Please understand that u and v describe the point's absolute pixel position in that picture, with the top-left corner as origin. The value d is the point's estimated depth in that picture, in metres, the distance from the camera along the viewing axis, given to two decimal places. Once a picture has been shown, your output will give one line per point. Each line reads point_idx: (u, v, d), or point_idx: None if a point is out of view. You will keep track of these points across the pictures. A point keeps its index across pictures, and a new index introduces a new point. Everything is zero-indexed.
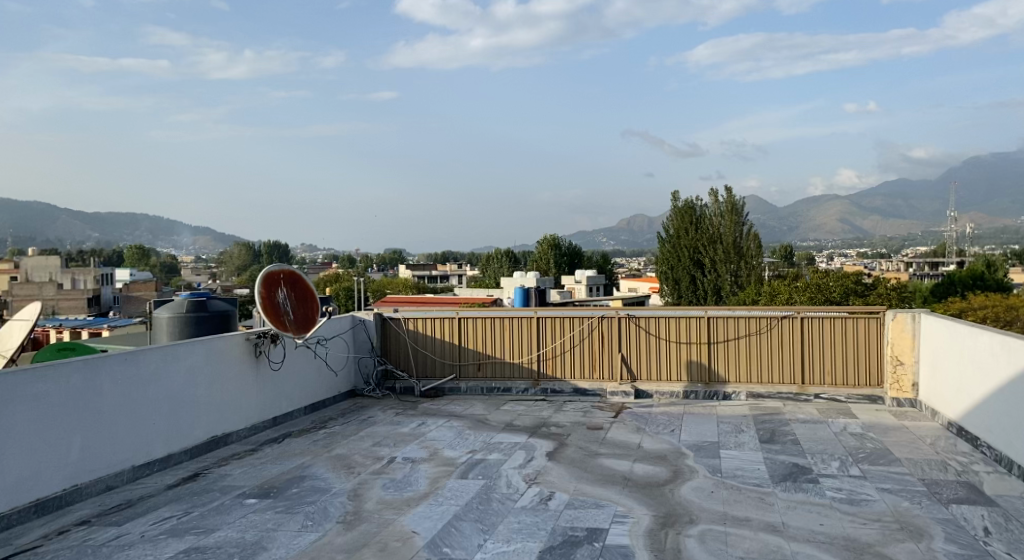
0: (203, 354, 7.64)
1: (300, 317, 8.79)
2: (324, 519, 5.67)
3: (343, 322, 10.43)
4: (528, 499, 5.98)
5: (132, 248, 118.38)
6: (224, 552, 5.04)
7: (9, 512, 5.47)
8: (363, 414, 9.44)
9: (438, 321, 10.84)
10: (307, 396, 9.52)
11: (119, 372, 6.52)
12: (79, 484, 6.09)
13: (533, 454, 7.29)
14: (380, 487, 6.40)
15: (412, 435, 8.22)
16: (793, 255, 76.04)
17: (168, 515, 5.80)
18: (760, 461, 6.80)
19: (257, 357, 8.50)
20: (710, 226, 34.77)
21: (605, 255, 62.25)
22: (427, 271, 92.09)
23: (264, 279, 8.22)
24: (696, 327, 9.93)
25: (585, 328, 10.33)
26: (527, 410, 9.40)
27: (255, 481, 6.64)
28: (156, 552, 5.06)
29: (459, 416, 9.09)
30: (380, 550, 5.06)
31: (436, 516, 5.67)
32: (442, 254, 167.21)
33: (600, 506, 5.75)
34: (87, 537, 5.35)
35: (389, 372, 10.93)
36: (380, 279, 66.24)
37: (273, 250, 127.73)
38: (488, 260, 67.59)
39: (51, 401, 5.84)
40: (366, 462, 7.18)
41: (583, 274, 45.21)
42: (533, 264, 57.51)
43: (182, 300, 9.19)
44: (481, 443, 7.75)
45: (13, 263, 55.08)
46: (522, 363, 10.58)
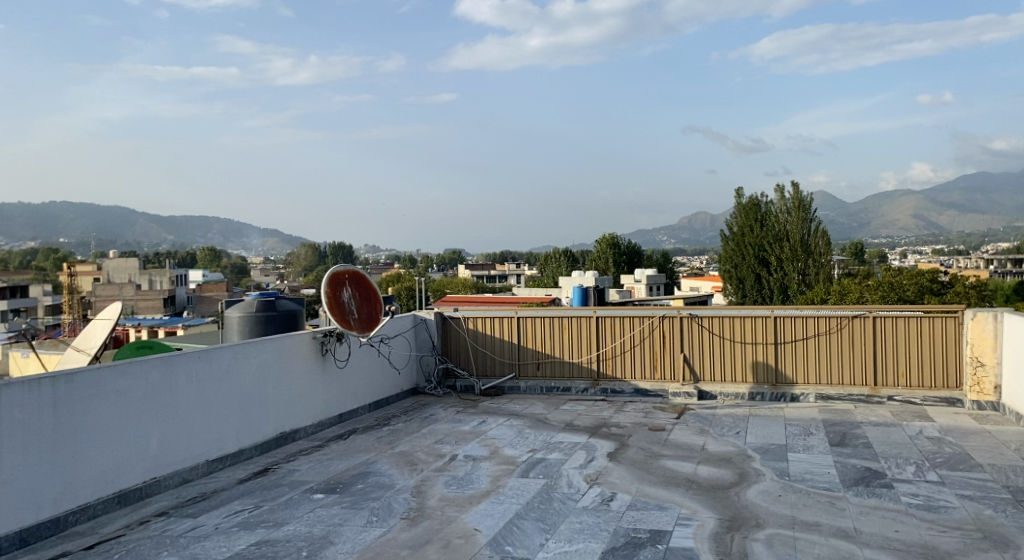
0: (273, 351, 7.85)
1: (364, 316, 8.94)
2: (389, 515, 5.75)
3: (404, 321, 10.57)
4: (591, 499, 5.96)
5: (204, 250, 122.64)
6: (293, 546, 5.17)
7: (94, 502, 5.73)
8: (425, 412, 9.55)
9: (498, 320, 10.90)
10: (371, 393, 9.69)
11: (194, 369, 6.75)
12: (158, 476, 6.34)
13: (594, 454, 7.26)
14: (442, 484, 6.47)
15: (473, 434, 8.27)
16: (864, 253, 73.50)
17: (240, 508, 5.98)
18: (830, 464, 6.61)
19: (323, 355, 8.69)
20: (776, 222, 33.91)
21: (666, 253, 61.35)
22: (486, 271, 92.45)
23: (329, 279, 8.41)
24: (761, 327, 9.72)
25: (647, 328, 10.22)
26: (587, 410, 9.36)
27: (323, 477, 6.79)
28: (230, 545, 5.22)
29: (519, 416, 9.09)
30: (443, 548, 5.11)
31: (498, 514, 5.69)
32: (502, 254, 167.85)
33: (664, 508, 5.69)
34: (166, 528, 5.56)
35: (449, 370, 11.05)
36: (439, 279, 66.67)
37: (338, 251, 130.43)
38: (547, 260, 67.49)
39: (131, 396, 6.09)
40: (429, 459, 7.26)
41: (643, 274, 44.71)
42: (592, 263, 57.18)
43: (251, 300, 9.46)
44: (541, 443, 7.74)
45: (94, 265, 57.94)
46: (582, 362, 10.54)
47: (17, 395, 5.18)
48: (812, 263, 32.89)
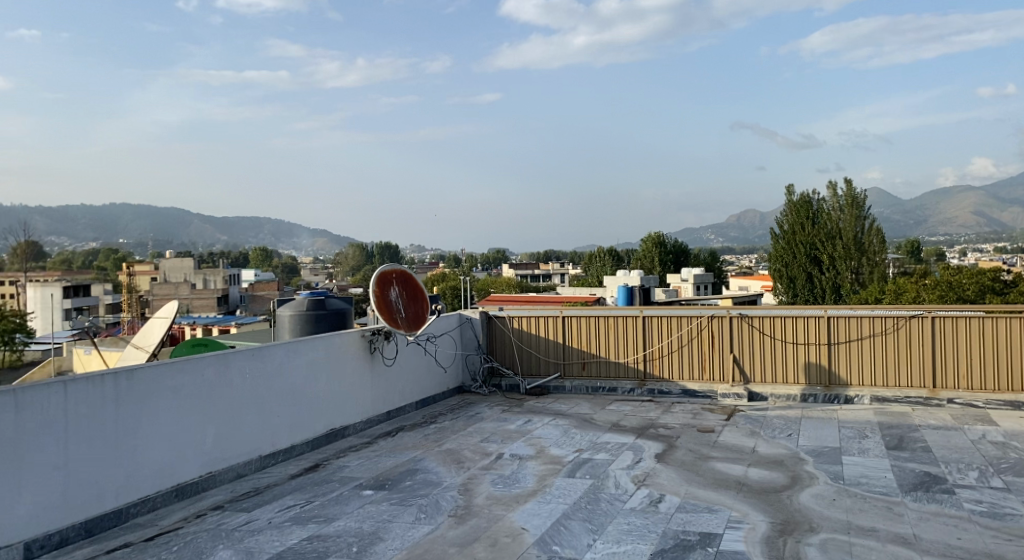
0: (323, 349, 7.99)
1: (411, 315, 9.02)
2: (436, 512, 5.80)
3: (450, 320, 10.64)
4: (638, 500, 5.92)
5: (256, 250, 125.20)
6: (344, 541, 5.25)
7: (154, 495, 5.90)
8: (471, 410, 9.59)
9: (544, 320, 10.90)
10: (418, 391, 9.77)
11: (248, 366, 6.91)
12: (214, 471, 6.50)
13: (642, 455, 7.21)
14: (489, 482, 6.50)
15: (519, 432, 8.28)
16: (920, 253, 71.34)
17: (292, 503, 6.10)
18: (887, 468, 6.44)
19: (371, 353, 8.80)
20: (829, 220, 33.26)
21: (713, 252, 60.42)
22: (531, 271, 92.43)
23: (376, 278, 8.51)
24: (813, 327, 9.53)
25: (695, 328, 10.10)
26: (634, 410, 9.29)
27: (372, 473, 6.88)
28: (283, 538, 5.33)
29: (565, 415, 9.07)
30: (491, 546, 5.13)
31: (545, 514, 5.69)
32: (547, 254, 167.64)
33: (714, 511, 5.62)
34: (221, 522, 5.70)
35: (495, 369, 11.09)
36: (485, 279, 66.83)
37: (385, 251, 131.85)
38: (592, 259, 67.16)
39: (188, 392, 6.26)
40: (476, 458, 7.30)
41: (690, 272, 44.15)
42: (638, 263, 56.68)
43: (302, 299, 9.63)
44: (588, 443, 7.72)
45: (152, 265, 59.75)
46: (629, 362, 10.46)
47: (81, 391, 5.37)
48: (866, 262, 32.39)
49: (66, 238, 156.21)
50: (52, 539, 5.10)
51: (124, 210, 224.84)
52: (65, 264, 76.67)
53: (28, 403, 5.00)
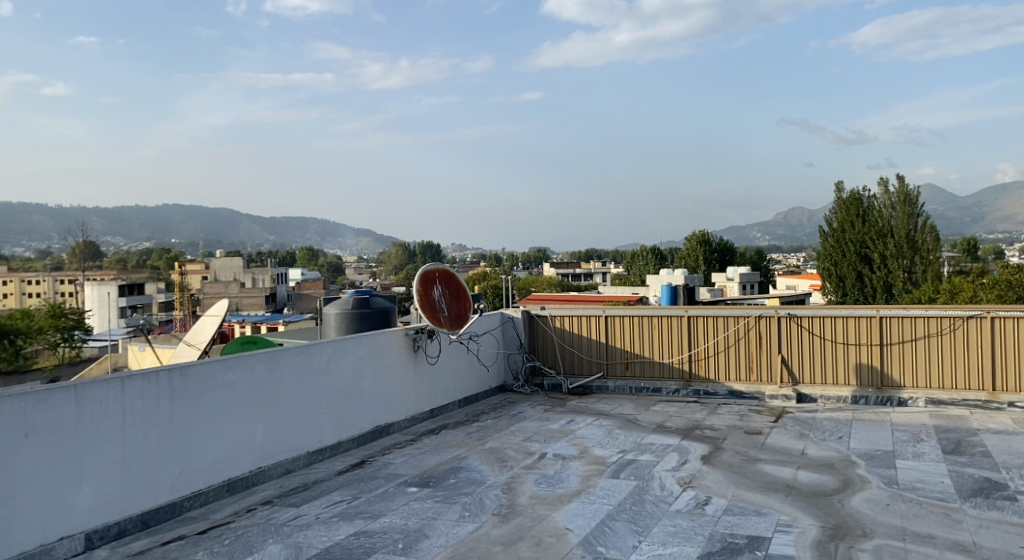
0: (369, 347, 8.08)
1: (454, 314, 9.07)
2: (480, 510, 5.81)
3: (493, 319, 10.67)
4: (684, 503, 5.85)
5: (302, 250, 127.35)
6: (390, 537, 5.30)
7: (206, 489, 6.04)
8: (514, 409, 9.60)
9: (586, 319, 10.85)
10: (461, 389, 9.83)
11: (297, 362, 7.03)
12: (264, 466, 6.64)
13: (687, 457, 7.13)
14: (532, 482, 6.50)
15: (562, 432, 8.27)
16: (977, 250, 69.19)
17: (339, 499, 6.18)
18: (944, 474, 6.25)
19: (415, 351, 8.87)
20: (879, 218, 32.48)
21: (760, 250, 59.53)
22: (574, 269, 92.26)
23: (419, 278, 8.58)
24: (865, 327, 9.32)
25: (741, 328, 9.95)
26: (679, 411, 9.19)
27: (416, 470, 6.94)
28: (330, 534, 5.41)
29: (608, 416, 9.03)
30: (535, 545, 5.13)
31: (589, 515, 5.66)
32: (589, 252, 167.00)
33: (762, 514, 5.53)
34: (271, 516, 5.80)
35: (537, 368, 11.09)
36: (527, 277, 66.90)
37: (429, 251, 132.86)
38: (635, 259, 66.79)
39: (240, 388, 6.40)
40: (519, 457, 7.31)
41: (736, 271, 43.56)
42: (682, 261, 56.15)
43: (347, 297, 9.76)
44: (632, 443, 7.67)
45: (203, 264, 61.36)
46: (673, 363, 10.36)
47: (138, 386, 5.52)
48: (918, 261, 31.40)
49: (120, 239, 161.22)
50: (110, 530, 5.26)
51: (175, 211, 230.92)
52: (121, 263, 79.17)
53: (88, 398, 5.16)
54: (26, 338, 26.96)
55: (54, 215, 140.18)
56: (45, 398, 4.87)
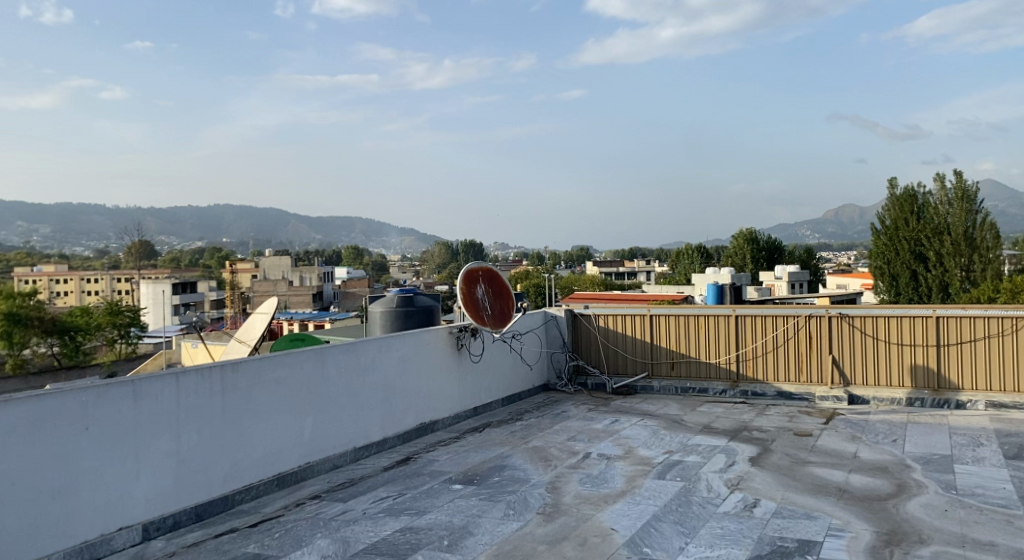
0: (414, 345, 8.15)
1: (497, 313, 9.08)
2: (525, 509, 5.82)
3: (536, 318, 10.66)
4: (732, 505, 5.77)
5: (349, 249, 129.15)
6: (435, 534, 5.34)
7: (257, 482, 6.17)
8: (558, 408, 9.59)
9: (631, 318, 10.76)
10: (504, 388, 9.85)
11: (344, 360, 7.12)
12: (312, 461, 6.74)
13: (735, 458, 7.02)
14: (577, 481, 6.48)
15: (607, 432, 8.22)
16: None
17: (385, 495, 6.24)
18: (1005, 479, 6.05)
19: (459, 349, 8.91)
20: (936, 215, 31.57)
21: (809, 249, 58.36)
22: (618, 267, 91.80)
23: (463, 277, 8.63)
24: (921, 328, 9.07)
25: (791, 328, 9.77)
26: (726, 412, 9.07)
27: (461, 468, 6.97)
28: (377, 529, 5.47)
29: (654, 416, 8.95)
30: (580, 545, 5.11)
31: (635, 515, 5.62)
32: (634, 251, 165.86)
33: (813, 517, 5.42)
34: (320, 511, 5.89)
35: (581, 368, 11.04)
36: (571, 276, 66.76)
37: (472, 250, 133.48)
38: (680, 257, 66.22)
39: (289, 384, 6.51)
40: (563, 456, 7.29)
41: (784, 270, 42.78)
42: (729, 259, 55.43)
43: (392, 296, 9.86)
44: (678, 444, 7.59)
45: (252, 263, 62.76)
46: (720, 363, 10.22)
47: (192, 381, 5.65)
48: (977, 258, 30.00)
49: (174, 238, 165.81)
50: (166, 521, 5.40)
51: (226, 210, 236.52)
52: (174, 263, 81.46)
53: (144, 392, 5.30)
54: (85, 334, 27.75)
55: (111, 216, 144.49)
56: (105, 392, 5.02)
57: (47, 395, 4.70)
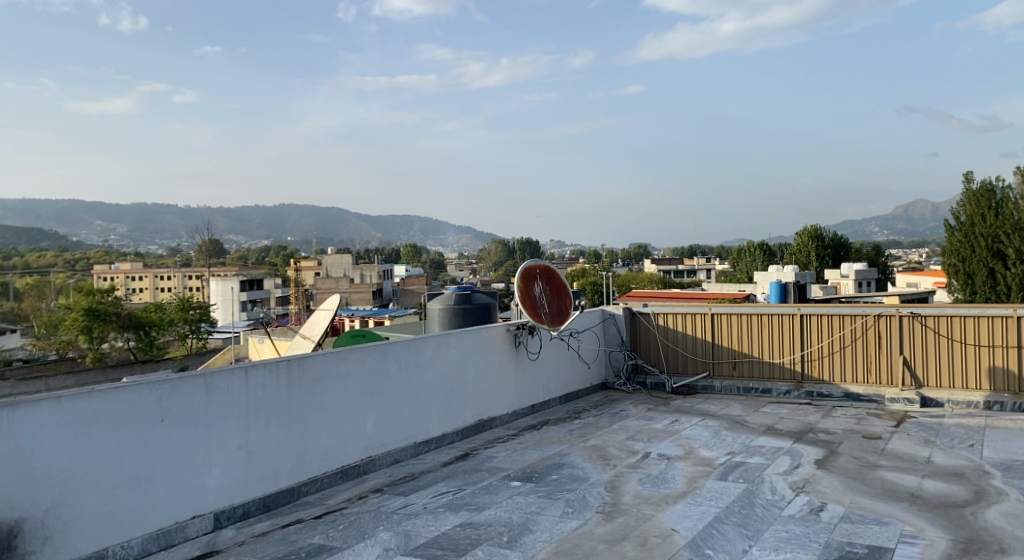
0: (472, 342, 8.19)
1: (555, 310, 9.05)
2: (584, 507, 5.81)
3: (594, 316, 10.61)
4: (798, 508, 5.64)
5: (408, 248, 130.85)
6: (494, 530, 5.36)
7: (322, 475, 6.31)
8: (616, 407, 9.52)
9: (691, 317, 10.60)
10: (562, 386, 9.83)
11: (403, 356, 7.21)
12: (374, 455, 6.85)
13: (800, 460, 6.86)
14: (637, 481, 6.42)
15: (667, 432, 8.12)
16: None
17: (445, 490, 6.31)
18: None
19: (516, 347, 8.93)
20: (1015, 210, 30.46)
21: (877, 246, 56.46)
22: (677, 265, 90.60)
23: (520, 275, 8.66)
24: (999, 328, 8.70)
25: (859, 327, 9.49)
26: (790, 414, 8.86)
27: (519, 465, 6.99)
28: (437, 524, 5.53)
29: (715, 416, 8.82)
30: (640, 545, 5.07)
31: (697, 516, 5.55)
32: (691, 248, 163.83)
33: (883, 523, 5.26)
34: (382, 504, 5.99)
35: (639, 367, 10.95)
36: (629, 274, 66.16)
37: (530, 248, 133.63)
38: (742, 254, 64.98)
39: (352, 379, 6.64)
40: (622, 455, 7.24)
41: (851, 268, 41.55)
42: (793, 257, 54.27)
43: (450, 294, 9.96)
44: (740, 446, 7.45)
45: (314, 261, 64.19)
46: (783, 363, 10.00)
47: (260, 375, 5.80)
48: None
49: (241, 239, 170.88)
50: (236, 511, 5.57)
51: (289, 209, 242.29)
52: (241, 260, 83.89)
53: (215, 385, 5.46)
54: (159, 329, 28.82)
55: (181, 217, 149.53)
56: (178, 385, 5.19)
57: (126, 387, 4.88)
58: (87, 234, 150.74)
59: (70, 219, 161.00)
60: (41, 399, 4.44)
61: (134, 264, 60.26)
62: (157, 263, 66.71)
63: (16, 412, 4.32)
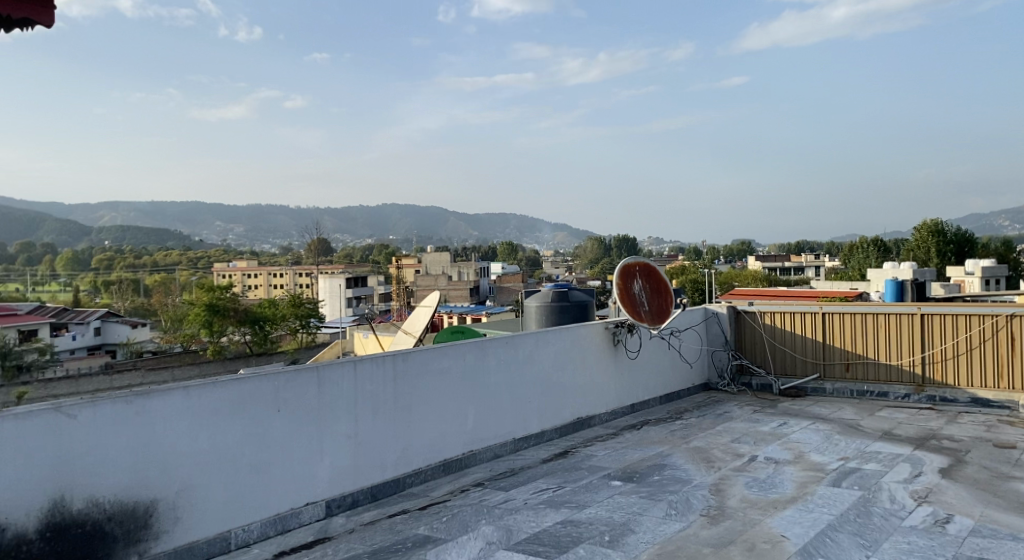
0: (571, 339, 8.15)
1: (656, 309, 8.89)
2: (687, 510, 5.67)
3: (696, 314, 10.36)
4: (920, 519, 5.31)
5: (505, 246, 132.05)
6: (596, 529, 5.32)
7: (425, 468, 6.43)
8: (719, 408, 9.27)
9: (800, 316, 10.18)
10: (662, 385, 9.65)
11: (502, 353, 7.24)
12: (475, 450, 6.93)
13: (922, 469, 6.46)
14: (743, 485, 6.22)
15: (775, 435, 7.84)
16: None
17: (545, 486, 6.30)
18: None
19: (615, 346, 8.81)
20: None
21: (1007, 241, 52.57)
22: (783, 263, 87.37)
23: (619, 272, 8.59)
24: None
25: (989, 328, 8.87)
26: (910, 418, 8.38)
27: (619, 464, 6.91)
28: (538, 520, 5.53)
29: (826, 420, 8.43)
30: (748, 550, 4.90)
31: (808, 523, 5.31)
32: (797, 245, 157.91)
33: (1019, 539, 4.88)
34: (483, 498, 6.04)
35: (744, 367, 10.60)
36: (733, 272, 64.22)
37: (629, 246, 132.05)
38: (854, 251, 61.95)
39: (453, 374, 6.72)
40: (726, 458, 7.03)
41: (977, 265, 38.86)
42: (911, 253, 51.27)
43: (548, 291, 9.97)
44: (855, 451, 7.09)
45: (415, 260, 65.73)
46: (903, 365, 9.45)
47: (368, 369, 5.96)
48: None
49: (345, 238, 176.67)
50: (346, 500, 5.75)
51: (391, 209, 248.98)
52: (347, 259, 86.96)
53: (327, 378, 5.65)
54: (273, 324, 30.16)
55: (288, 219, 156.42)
56: (294, 377, 5.41)
57: (246, 378, 5.12)
58: (207, 235, 159.87)
59: (192, 222, 171.28)
60: (170, 389, 4.70)
61: (249, 263, 63.42)
62: (269, 262, 69.87)
63: (151, 400, 4.60)
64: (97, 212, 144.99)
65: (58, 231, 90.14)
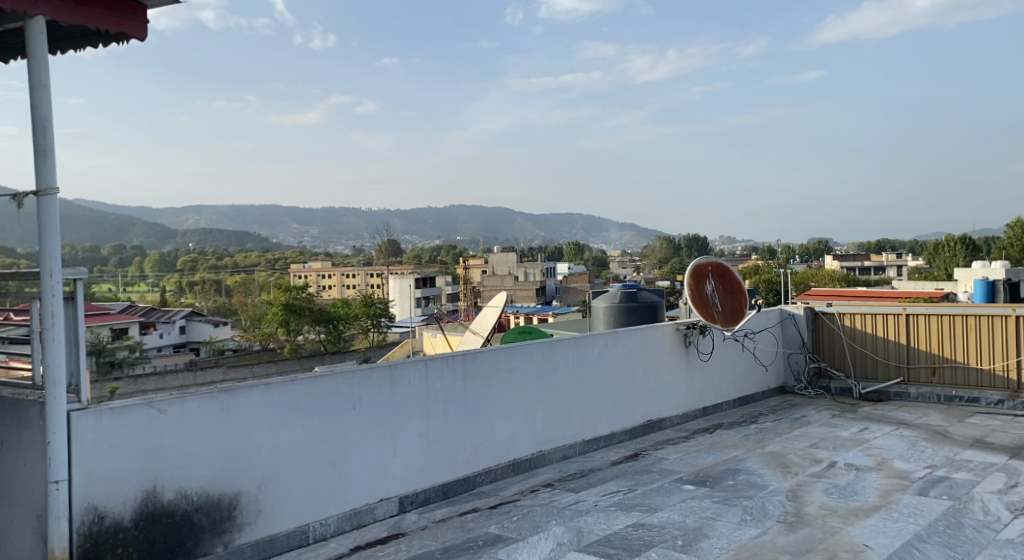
0: (640, 341, 8.04)
1: (729, 310, 8.70)
2: (763, 516, 5.52)
3: (771, 316, 10.07)
4: (1017, 532, 5.03)
5: (572, 246, 131.74)
6: (668, 532, 5.24)
7: (494, 467, 6.45)
8: (796, 412, 9.01)
9: (882, 317, 9.78)
10: (736, 388, 9.44)
11: (571, 354, 7.20)
12: (544, 451, 6.92)
13: (1018, 479, 6.11)
14: (822, 492, 6.02)
15: (856, 441, 7.56)
16: None
17: (616, 489, 6.24)
18: None
19: (687, 347, 8.65)
20: None
21: None
22: (861, 263, 84.33)
23: (690, 272, 8.45)
24: None
25: None
26: (1004, 426, 7.95)
27: (692, 468, 6.78)
28: (609, 522, 5.48)
29: (911, 426, 8.08)
30: None
31: (894, 533, 5.10)
32: (877, 243, 152.23)
33: None
34: (552, 499, 6.02)
35: (822, 370, 10.26)
36: (809, 271, 62.24)
37: (699, 246, 129.79)
38: (940, 249, 59.28)
39: (522, 374, 6.72)
40: (804, 464, 6.81)
41: None
42: (1003, 251, 48.71)
43: (615, 291, 9.87)
44: (943, 459, 6.77)
45: (483, 260, 66.17)
46: (995, 370, 8.99)
47: (439, 367, 6.02)
48: None
49: (414, 239, 179.23)
50: (419, 496, 5.83)
51: (459, 211, 251.51)
52: (416, 259, 88.32)
53: (399, 377, 5.73)
54: (345, 323, 30.86)
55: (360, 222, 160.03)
56: (367, 376, 5.50)
57: (323, 376, 5.24)
58: (284, 237, 164.87)
59: (269, 224, 177.03)
60: (253, 385, 4.86)
61: (323, 264, 65.22)
62: (343, 263, 71.56)
63: (234, 397, 4.76)
64: (183, 215, 151.69)
65: (146, 232, 94.54)
